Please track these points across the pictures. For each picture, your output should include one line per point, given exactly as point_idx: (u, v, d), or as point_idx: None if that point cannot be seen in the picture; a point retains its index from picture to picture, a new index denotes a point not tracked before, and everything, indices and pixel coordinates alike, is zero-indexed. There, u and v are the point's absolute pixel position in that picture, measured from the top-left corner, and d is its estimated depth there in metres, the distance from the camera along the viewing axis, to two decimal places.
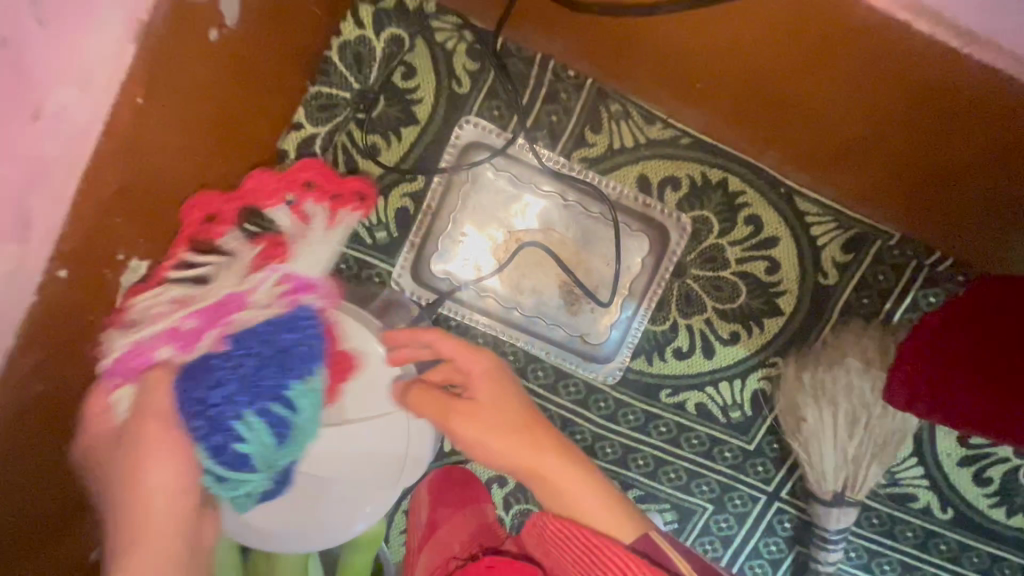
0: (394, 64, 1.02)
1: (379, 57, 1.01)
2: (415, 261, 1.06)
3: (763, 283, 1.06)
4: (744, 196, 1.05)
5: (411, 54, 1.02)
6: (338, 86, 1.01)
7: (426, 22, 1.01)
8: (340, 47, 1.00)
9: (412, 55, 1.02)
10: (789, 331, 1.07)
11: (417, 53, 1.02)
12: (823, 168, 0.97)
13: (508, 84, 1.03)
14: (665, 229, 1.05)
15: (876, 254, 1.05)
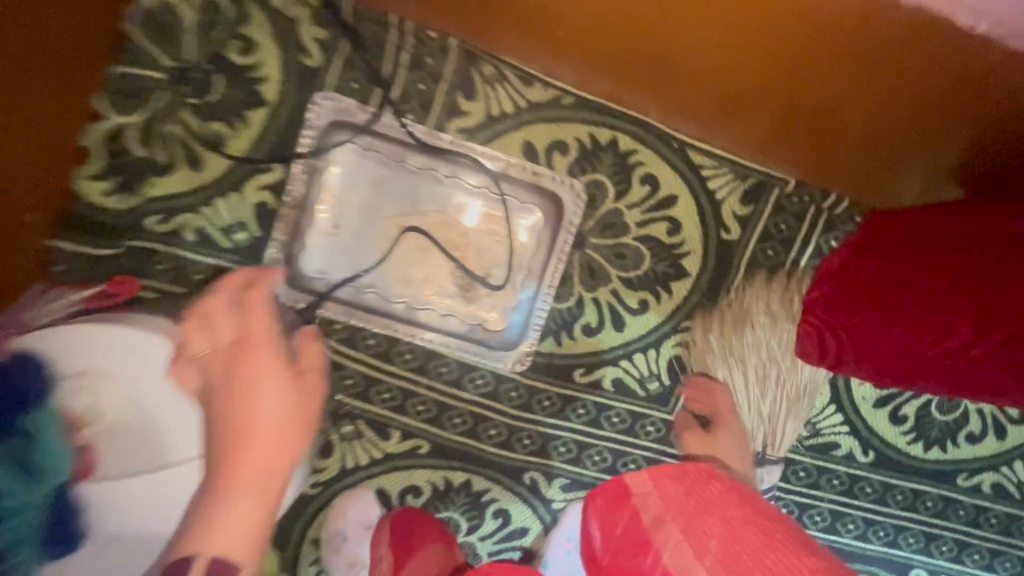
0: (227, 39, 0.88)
1: (192, 28, 0.87)
2: (284, 262, 0.93)
3: (666, 245, 1.01)
4: (636, 155, 0.98)
5: (246, 25, 0.89)
6: (144, 65, 0.87)
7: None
8: (145, 22, 0.86)
9: (247, 26, 0.89)
10: (698, 292, 1.02)
11: (254, 24, 0.89)
12: (712, 121, 0.92)
13: (364, 52, 0.91)
14: (559, 198, 0.97)
15: (775, 203, 1.01)
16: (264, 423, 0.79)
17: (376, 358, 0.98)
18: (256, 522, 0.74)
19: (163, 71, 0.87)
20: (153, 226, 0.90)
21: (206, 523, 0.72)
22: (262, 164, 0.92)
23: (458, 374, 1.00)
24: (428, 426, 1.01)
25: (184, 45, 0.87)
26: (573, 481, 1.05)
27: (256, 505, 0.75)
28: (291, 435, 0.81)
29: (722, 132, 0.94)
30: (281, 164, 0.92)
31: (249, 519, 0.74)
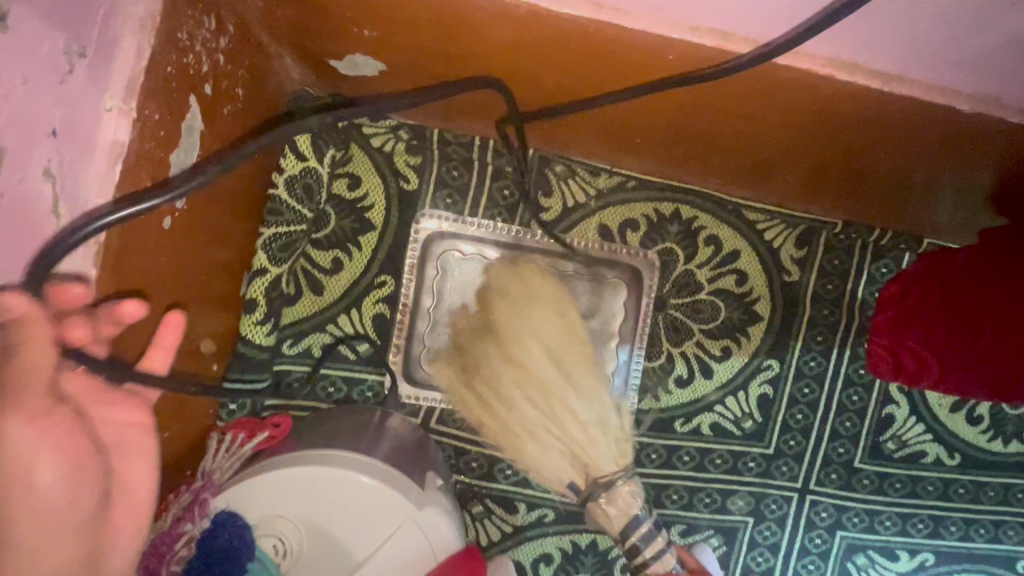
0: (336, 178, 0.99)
1: (325, 180, 0.98)
2: (405, 363, 1.03)
3: (737, 295, 1.11)
4: (698, 220, 1.10)
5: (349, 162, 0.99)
6: (295, 222, 0.97)
7: (360, 129, 0.99)
8: (287, 183, 0.96)
9: (349, 163, 0.99)
10: (773, 331, 1.12)
11: (357, 161, 0.99)
12: (743, 180, 1.04)
13: (452, 168, 1.02)
14: (636, 270, 1.08)
15: (825, 242, 1.12)
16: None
17: (495, 440, 1.07)
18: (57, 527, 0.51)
19: (304, 221, 0.97)
20: (286, 349, 0.99)
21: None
22: (375, 282, 1.02)
23: None
24: (549, 494, 1.08)
25: (305, 191, 0.97)
26: (689, 525, 1.12)
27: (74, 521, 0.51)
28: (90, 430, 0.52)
29: (771, 191, 1.06)
30: (391, 278, 1.02)
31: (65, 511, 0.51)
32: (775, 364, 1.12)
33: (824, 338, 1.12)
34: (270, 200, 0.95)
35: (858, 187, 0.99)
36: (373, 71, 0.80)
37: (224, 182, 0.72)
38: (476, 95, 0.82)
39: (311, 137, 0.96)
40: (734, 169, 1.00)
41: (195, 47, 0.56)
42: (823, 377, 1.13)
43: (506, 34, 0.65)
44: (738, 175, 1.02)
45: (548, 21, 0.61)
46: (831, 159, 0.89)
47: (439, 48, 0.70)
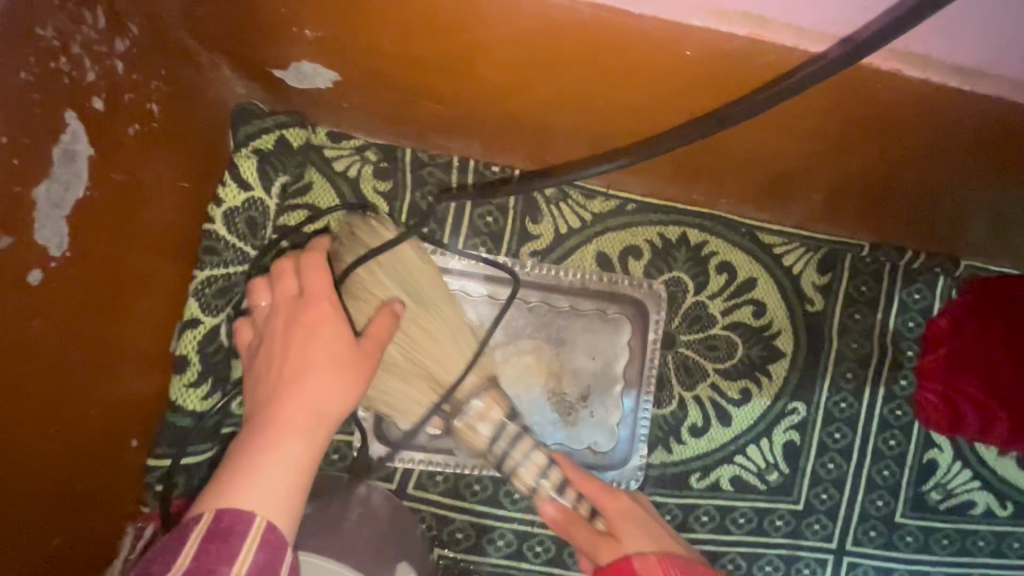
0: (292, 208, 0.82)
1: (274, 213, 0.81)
2: (376, 419, 0.89)
3: (755, 328, 0.98)
4: (707, 245, 0.97)
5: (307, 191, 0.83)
6: (235, 261, 0.77)
7: (320, 151, 0.83)
8: (225, 217, 0.77)
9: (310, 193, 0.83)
10: (798, 370, 0.98)
11: None
12: (759, 199, 0.91)
13: (428, 193, 0.87)
14: (641, 304, 0.95)
15: (851, 267, 1.00)
16: (291, 410, 0.59)
17: (484, 506, 0.91)
18: (300, 469, 0.56)
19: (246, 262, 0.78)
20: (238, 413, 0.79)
21: (229, 482, 0.54)
22: None
23: None
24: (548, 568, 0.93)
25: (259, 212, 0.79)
26: None
27: (301, 447, 0.57)
28: (322, 365, 0.62)
29: (789, 211, 0.94)
30: None
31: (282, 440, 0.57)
32: (802, 407, 0.98)
33: (855, 375, 0.99)
34: (204, 237, 0.76)
35: (894, 203, 0.86)
36: (328, 82, 0.67)
37: (144, 216, 0.59)
38: (460, 112, 0.71)
39: (256, 161, 0.79)
40: (751, 188, 0.87)
41: (71, 49, 0.44)
42: (855, 421, 0.99)
43: (504, 43, 0.54)
44: (755, 194, 0.89)
45: (555, 25, 0.50)
46: (860, 172, 0.78)
47: (429, 62, 0.59)
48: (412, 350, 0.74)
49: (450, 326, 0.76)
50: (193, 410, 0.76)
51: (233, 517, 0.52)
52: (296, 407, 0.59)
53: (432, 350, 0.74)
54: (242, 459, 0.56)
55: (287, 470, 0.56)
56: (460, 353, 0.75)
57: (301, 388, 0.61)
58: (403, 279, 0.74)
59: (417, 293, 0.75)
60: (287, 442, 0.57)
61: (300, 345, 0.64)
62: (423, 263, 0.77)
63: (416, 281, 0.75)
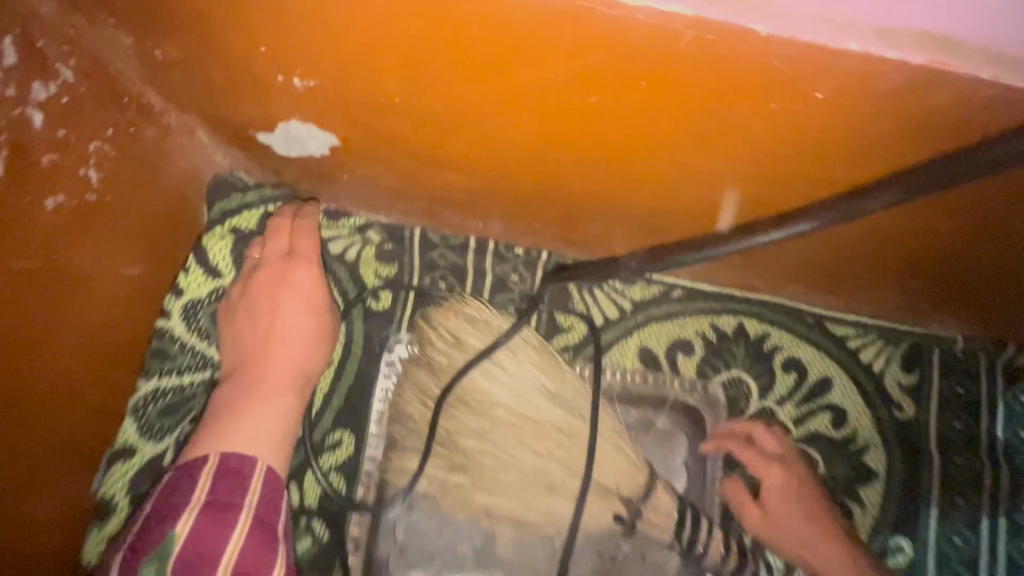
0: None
1: None
2: (364, 570, 0.68)
3: (836, 440, 0.80)
4: (769, 338, 0.81)
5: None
6: (192, 368, 0.62)
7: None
8: (184, 313, 0.63)
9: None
10: (895, 495, 0.79)
11: None
12: (832, 284, 0.76)
13: (439, 280, 0.72)
14: (695, 413, 0.78)
15: (941, 364, 0.83)
16: (276, 357, 0.61)
17: None
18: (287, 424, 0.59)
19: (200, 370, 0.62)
20: None
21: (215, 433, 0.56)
22: (326, 444, 0.69)
23: None
24: None
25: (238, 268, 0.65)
26: None
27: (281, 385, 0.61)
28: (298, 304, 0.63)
29: (868, 299, 0.78)
30: (350, 435, 0.70)
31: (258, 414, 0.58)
32: (907, 544, 0.78)
33: (967, 501, 0.79)
34: (155, 338, 0.62)
35: (1002, 288, 0.71)
36: (322, 147, 0.54)
37: (63, 308, 0.45)
38: (497, 189, 0.59)
39: (230, 243, 0.65)
40: (825, 271, 0.74)
41: None
42: (976, 562, 0.78)
43: (604, 89, 0.42)
44: (828, 277, 0.75)
45: (679, 54, 0.38)
46: (962, 250, 0.64)
47: (510, 122, 0.47)
48: (516, 480, 0.67)
49: (569, 438, 0.68)
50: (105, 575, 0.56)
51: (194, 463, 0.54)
52: (279, 364, 0.61)
53: (541, 473, 0.67)
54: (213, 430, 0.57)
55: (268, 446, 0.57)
56: (573, 468, 0.67)
57: (273, 320, 0.62)
58: (505, 397, 0.68)
59: (531, 407, 0.68)
60: (284, 398, 0.60)
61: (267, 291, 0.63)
62: (548, 360, 0.70)
63: (546, 383, 0.69)
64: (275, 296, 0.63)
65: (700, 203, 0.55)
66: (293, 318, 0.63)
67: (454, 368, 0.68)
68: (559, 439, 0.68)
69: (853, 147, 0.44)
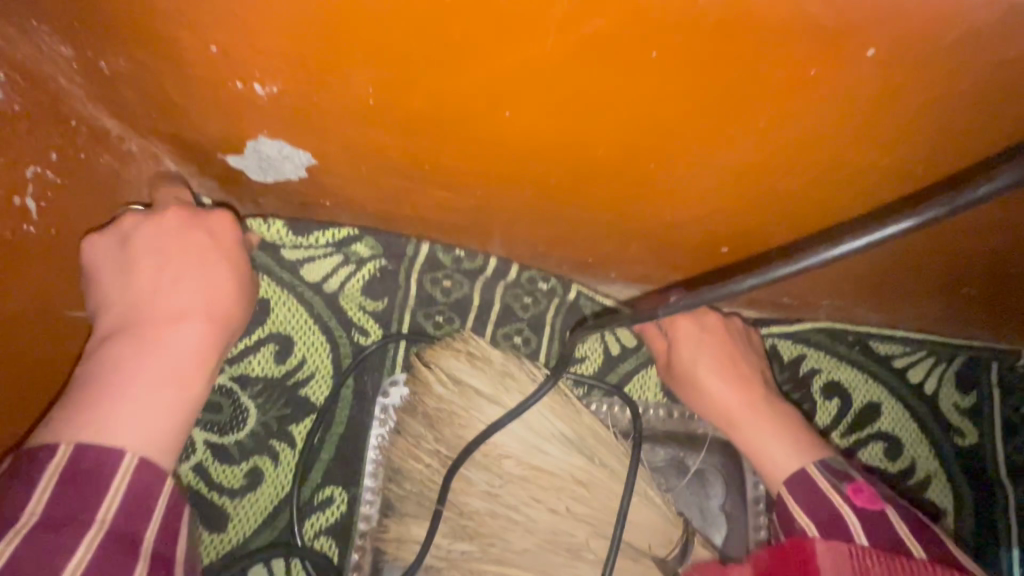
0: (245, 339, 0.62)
1: None
2: None
3: (891, 473, 0.71)
4: (806, 360, 0.73)
5: (267, 316, 0.62)
6: None
7: (277, 252, 0.62)
8: None
9: (270, 317, 0.62)
10: (965, 535, 0.69)
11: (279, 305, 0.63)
12: (874, 299, 0.68)
13: (436, 315, 0.66)
14: (734, 451, 0.67)
15: (1005, 382, 0.73)
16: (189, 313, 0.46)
17: None
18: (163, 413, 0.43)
19: None
20: None
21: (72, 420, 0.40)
22: (316, 502, 0.61)
23: None
24: None
25: None
26: None
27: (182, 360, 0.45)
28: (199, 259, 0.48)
29: (918, 312, 0.69)
30: (343, 492, 0.62)
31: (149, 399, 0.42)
32: None
33: None
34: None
35: None
36: (297, 168, 0.49)
37: None
38: (491, 203, 0.52)
39: None
40: (865, 283, 0.64)
41: None
42: None
43: (628, 76, 0.34)
44: (869, 291, 0.66)
45: (704, 19, 0.29)
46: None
47: (529, 122, 0.39)
48: (534, 544, 0.59)
49: (591, 490, 0.60)
50: None
51: (104, 445, 0.40)
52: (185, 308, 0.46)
53: (561, 533, 0.59)
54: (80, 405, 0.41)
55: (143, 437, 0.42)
56: (598, 526, 0.59)
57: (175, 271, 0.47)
58: (514, 447, 0.61)
59: (544, 456, 0.61)
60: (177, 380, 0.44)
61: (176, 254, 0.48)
62: (561, 402, 0.63)
63: (564, 431, 0.62)
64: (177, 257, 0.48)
65: (784, 198, 0.46)
66: (203, 279, 0.48)
67: (453, 416, 0.60)
68: (578, 493, 0.60)
69: (923, 119, 0.36)
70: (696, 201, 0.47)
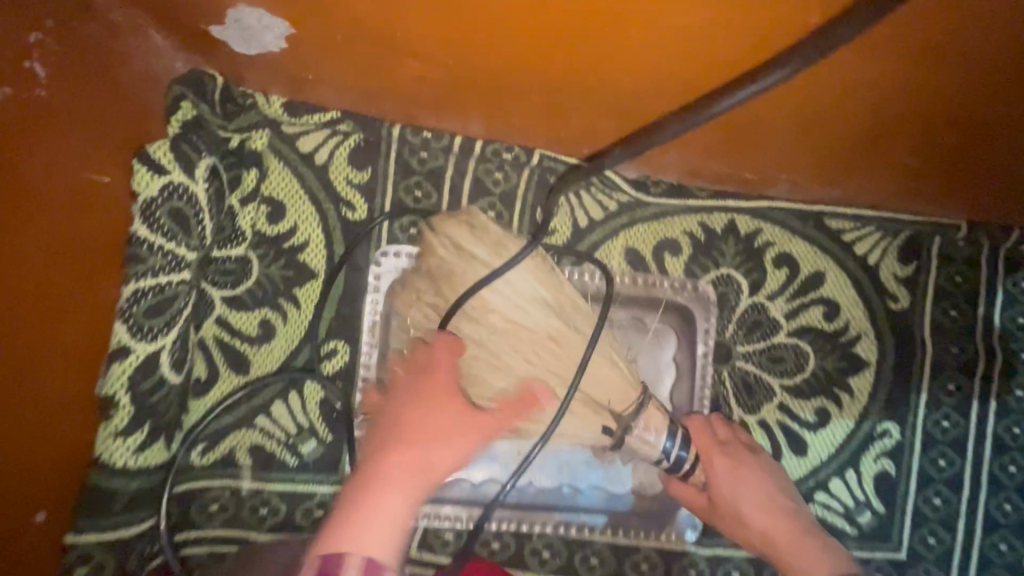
0: (246, 204, 0.69)
1: (205, 203, 0.64)
2: None
3: (825, 331, 0.80)
4: (761, 234, 0.80)
5: (265, 188, 0.69)
6: (169, 268, 0.61)
7: (276, 128, 0.69)
8: (143, 211, 0.60)
9: (268, 189, 0.69)
10: (885, 383, 0.80)
11: (275, 179, 0.69)
12: (814, 172, 0.74)
13: (415, 188, 0.72)
14: (684, 311, 0.78)
15: (940, 253, 0.81)
16: (452, 457, 0.62)
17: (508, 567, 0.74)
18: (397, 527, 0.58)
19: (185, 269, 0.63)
20: (195, 461, 0.67)
21: (339, 526, 0.57)
22: (322, 352, 0.71)
23: (616, 563, 0.75)
24: None
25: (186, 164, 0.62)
26: None
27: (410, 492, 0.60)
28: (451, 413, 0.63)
29: (859, 186, 0.76)
30: (344, 343, 0.71)
31: (384, 513, 0.58)
32: (894, 429, 0.79)
33: (958, 387, 0.80)
34: (127, 244, 0.59)
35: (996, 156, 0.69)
36: (278, 39, 0.57)
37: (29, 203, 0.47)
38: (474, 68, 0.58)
39: (173, 142, 0.61)
40: (814, 152, 0.71)
41: None
42: (962, 443, 0.79)
43: None
44: (809, 164, 0.73)
45: None
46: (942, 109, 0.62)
47: None
48: (512, 385, 0.67)
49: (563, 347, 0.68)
50: (123, 465, 0.60)
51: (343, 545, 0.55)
52: (400, 463, 0.61)
53: (532, 378, 0.67)
54: (339, 527, 0.57)
55: (389, 523, 0.58)
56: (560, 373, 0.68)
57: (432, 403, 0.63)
58: (501, 304, 0.67)
59: (527, 316, 0.68)
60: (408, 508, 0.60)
61: (424, 397, 0.64)
62: (543, 272, 0.69)
63: (546, 297, 0.69)
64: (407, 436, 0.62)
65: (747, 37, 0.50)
66: (442, 448, 0.62)
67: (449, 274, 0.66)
68: (552, 349, 0.67)
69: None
70: (679, 44, 0.52)
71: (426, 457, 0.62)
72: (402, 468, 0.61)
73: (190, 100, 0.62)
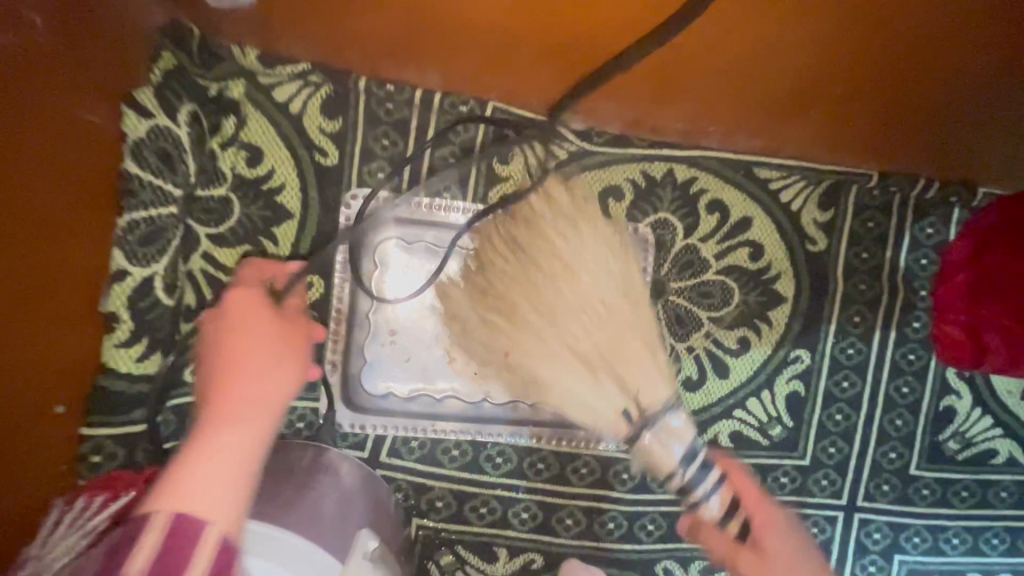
0: (226, 149, 0.76)
1: (187, 145, 0.73)
2: (343, 386, 0.82)
3: (750, 270, 0.90)
4: (697, 182, 0.88)
5: (242, 133, 0.76)
6: (157, 203, 0.71)
7: (250, 77, 0.75)
8: (132, 151, 0.69)
9: (245, 135, 0.76)
10: (800, 316, 0.91)
11: (251, 125, 0.76)
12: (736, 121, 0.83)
13: (382, 137, 0.79)
14: (625, 251, 0.87)
15: (856, 201, 0.90)
16: (271, 396, 0.59)
17: (466, 471, 0.85)
18: (241, 466, 0.52)
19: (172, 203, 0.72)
20: None
21: (164, 485, 0.49)
22: None
23: (559, 467, 0.86)
24: (536, 535, 0.87)
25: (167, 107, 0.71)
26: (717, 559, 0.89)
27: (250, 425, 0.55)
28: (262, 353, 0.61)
29: (783, 135, 0.85)
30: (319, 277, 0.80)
31: (229, 455, 0.52)
32: (806, 355, 0.91)
33: (863, 320, 0.91)
34: (120, 180, 0.68)
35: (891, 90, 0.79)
36: None
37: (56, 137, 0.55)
38: None
39: (155, 90, 0.70)
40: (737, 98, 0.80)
41: None
42: (864, 368, 0.91)
43: None
44: (731, 111, 0.82)
45: None
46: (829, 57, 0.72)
47: None
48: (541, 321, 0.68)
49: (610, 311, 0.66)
50: (127, 372, 0.71)
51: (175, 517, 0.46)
52: (250, 399, 0.57)
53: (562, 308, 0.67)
54: (169, 488, 0.48)
55: (229, 467, 0.52)
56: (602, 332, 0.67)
57: (286, 355, 0.63)
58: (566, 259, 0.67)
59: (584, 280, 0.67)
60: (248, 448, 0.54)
61: (226, 352, 0.61)
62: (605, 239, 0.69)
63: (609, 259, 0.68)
64: (237, 376, 0.59)
65: None
66: (275, 380, 0.60)
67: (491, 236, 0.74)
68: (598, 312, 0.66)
69: None
70: None
71: (258, 387, 0.59)
72: (237, 401, 0.57)
73: (169, 51, 0.71)
